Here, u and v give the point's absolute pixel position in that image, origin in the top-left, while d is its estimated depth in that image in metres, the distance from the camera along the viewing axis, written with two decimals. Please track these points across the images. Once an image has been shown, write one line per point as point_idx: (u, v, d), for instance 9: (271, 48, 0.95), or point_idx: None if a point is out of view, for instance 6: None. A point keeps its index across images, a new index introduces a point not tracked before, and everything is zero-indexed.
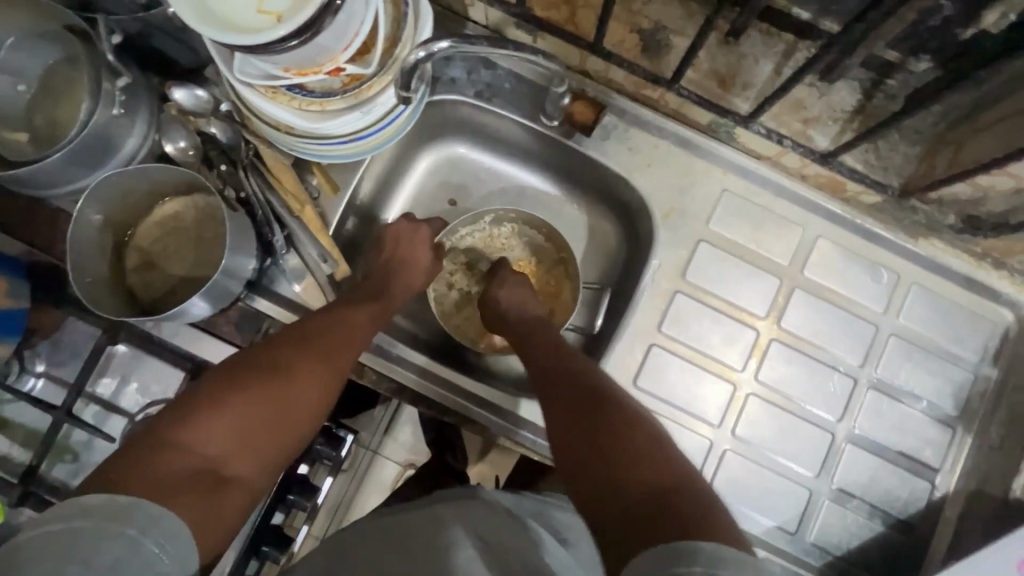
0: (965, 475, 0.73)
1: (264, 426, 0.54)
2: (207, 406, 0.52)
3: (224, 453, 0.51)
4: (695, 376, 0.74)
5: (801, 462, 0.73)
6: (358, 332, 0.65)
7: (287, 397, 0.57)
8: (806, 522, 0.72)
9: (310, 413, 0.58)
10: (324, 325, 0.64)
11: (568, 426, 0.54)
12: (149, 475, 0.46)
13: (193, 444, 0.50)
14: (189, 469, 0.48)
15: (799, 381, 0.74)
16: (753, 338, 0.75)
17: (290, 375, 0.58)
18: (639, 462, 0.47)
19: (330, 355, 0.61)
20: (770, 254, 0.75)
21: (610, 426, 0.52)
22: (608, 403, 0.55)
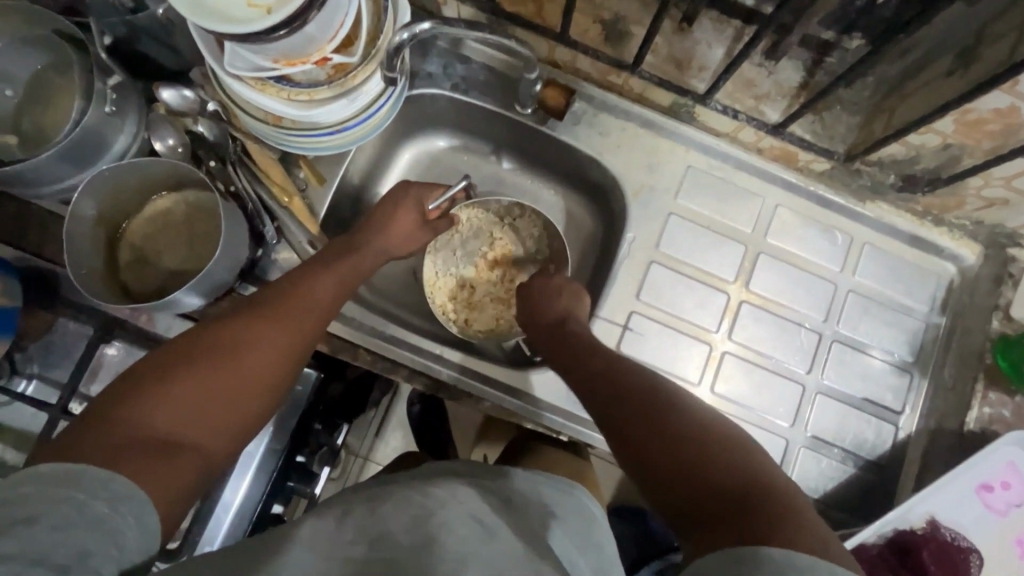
0: (924, 415, 0.79)
1: (222, 393, 0.52)
2: (164, 374, 0.51)
3: (184, 422, 0.50)
4: (675, 339, 0.79)
5: (778, 414, 0.78)
6: (322, 299, 0.63)
7: (246, 365, 0.55)
8: (785, 469, 0.77)
9: (269, 381, 0.56)
10: (286, 295, 0.61)
11: (615, 410, 0.56)
12: (105, 441, 0.45)
13: (146, 419, 0.48)
14: (146, 437, 0.47)
15: (769, 339, 0.80)
16: (724, 302, 0.80)
17: (252, 342, 0.56)
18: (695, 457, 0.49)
19: (289, 323, 0.59)
20: (734, 223, 0.81)
21: (660, 415, 0.53)
22: (649, 395, 0.56)
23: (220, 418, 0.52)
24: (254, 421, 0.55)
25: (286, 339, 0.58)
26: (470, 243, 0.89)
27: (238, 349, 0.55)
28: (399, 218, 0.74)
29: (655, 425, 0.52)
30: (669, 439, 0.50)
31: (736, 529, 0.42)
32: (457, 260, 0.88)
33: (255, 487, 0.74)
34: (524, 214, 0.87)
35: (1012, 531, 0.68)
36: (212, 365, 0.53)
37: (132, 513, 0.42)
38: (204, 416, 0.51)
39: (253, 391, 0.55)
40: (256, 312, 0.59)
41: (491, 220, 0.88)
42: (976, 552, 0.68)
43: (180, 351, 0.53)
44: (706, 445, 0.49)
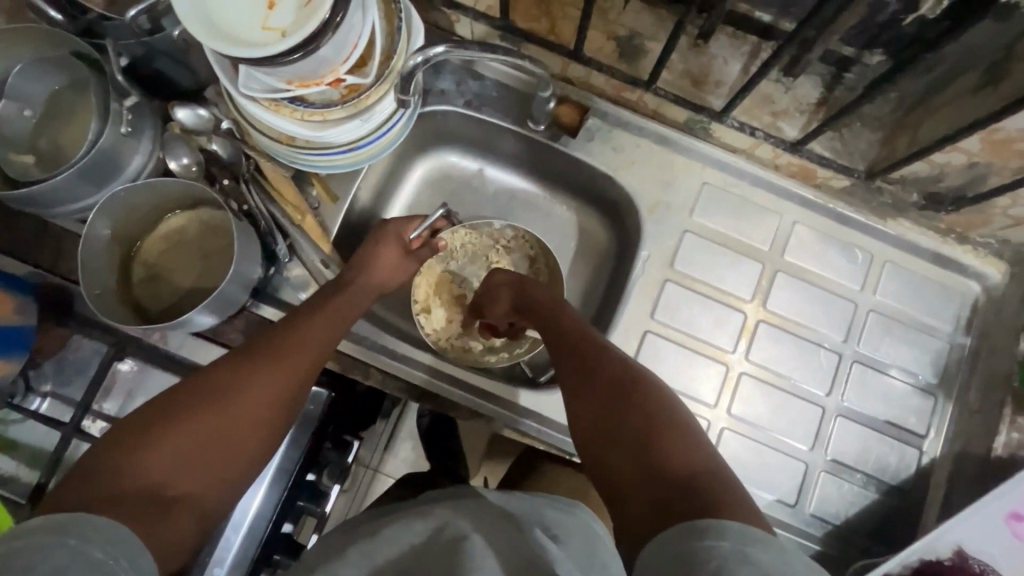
0: (948, 439, 0.76)
1: (217, 441, 0.52)
2: (161, 421, 0.51)
3: (179, 475, 0.50)
4: (690, 359, 0.78)
5: (797, 437, 0.76)
6: (323, 341, 0.63)
7: (242, 412, 0.54)
8: (805, 494, 0.75)
9: (264, 427, 0.56)
10: (286, 338, 0.61)
11: (581, 391, 0.58)
12: (96, 491, 0.45)
13: (140, 469, 0.48)
14: (139, 487, 0.47)
15: (788, 359, 0.78)
16: (741, 321, 0.79)
17: (249, 388, 0.56)
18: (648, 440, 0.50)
19: (290, 367, 0.59)
20: (751, 240, 0.80)
21: (614, 393, 0.55)
22: (609, 370, 0.58)
23: (214, 467, 0.52)
24: (248, 469, 0.55)
25: (282, 384, 0.58)
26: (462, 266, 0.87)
27: (232, 397, 0.54)
28: (380, 248, 0.75)
29: (600, 408, 0.55)
30: (622, 434, 0.52)
31: (683, 508, 0.44)
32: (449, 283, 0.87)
33: (266, 507, 0.73)
34: (518, 236, 0.85)
35: None
36: (208, 413, 0.53)
37: (125, 557, 0.41)
38: (198, 465, 0.51)
39: (248, 438, 0.54)
40: (249, 356, 0.58)
41: (486, 244, 0.87)
42: None
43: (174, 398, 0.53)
44: (653, 417, 0.52)
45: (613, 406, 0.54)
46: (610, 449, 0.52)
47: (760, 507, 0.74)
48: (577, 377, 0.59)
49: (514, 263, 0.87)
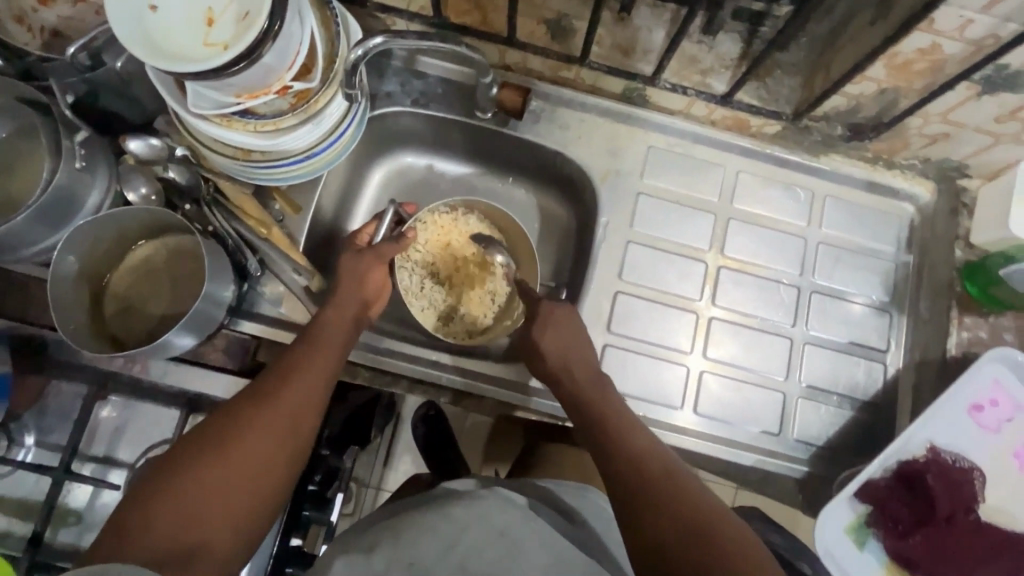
0: (909, 350, 0.82)
1: (228, 485, 0.53)
2: (172, 476, 0.52)
3: (200, 522, 0.50)
4: (661, 312, 0.81)
5: (772, 369, 0.81)
6: (318, 371, 0.62)
7: (248, 451, 0.54)
8: (787, 422, 0.79)
9: (274, 465, 0.56)
10: (283, 373, 0.61)
11: (606, 451, 0.61)
12: (122, 551, 0.47)
13: (156, 524, 0.49)
14: (158, 542, 0.48)
15: (752, 300, 0.82)
16: (703, 270, 0.83)
17: (252, 428, 0.56)
18: (667, 495, 0.56)
19: (290, 399, 0.59)
20: (700, 194, 0.85)
21: (635, 455, 0.60)
22: (628, 430, 0.62)
23: (229, 510, 0.52)
24: (266, 509, 0.55)
25: (284, 420, 0.57)
26: (431, 255, 0.86)
27: (237, 437, 0.55)
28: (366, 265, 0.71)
29: (628, 466, 0.59)
30: (642, 489, 0.57)
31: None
32: (428, 274, 0.85)
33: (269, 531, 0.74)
34: (470, 206, 0.85)
35: (1008, 445, 0.71)
36: (215, 458, 0.53)
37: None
38: (213, 513, 0.51)
39: (260, 477, 0.55)
40: (249, 399, 0.58)
41: (448, 223, 0.85)
42: (977, 470, 0.69)
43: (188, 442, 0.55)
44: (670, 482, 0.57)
45: (640, 467, 0.58)
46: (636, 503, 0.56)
47: (748, 440, 0.78)
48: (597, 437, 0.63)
49: (475, 227, 0.86)
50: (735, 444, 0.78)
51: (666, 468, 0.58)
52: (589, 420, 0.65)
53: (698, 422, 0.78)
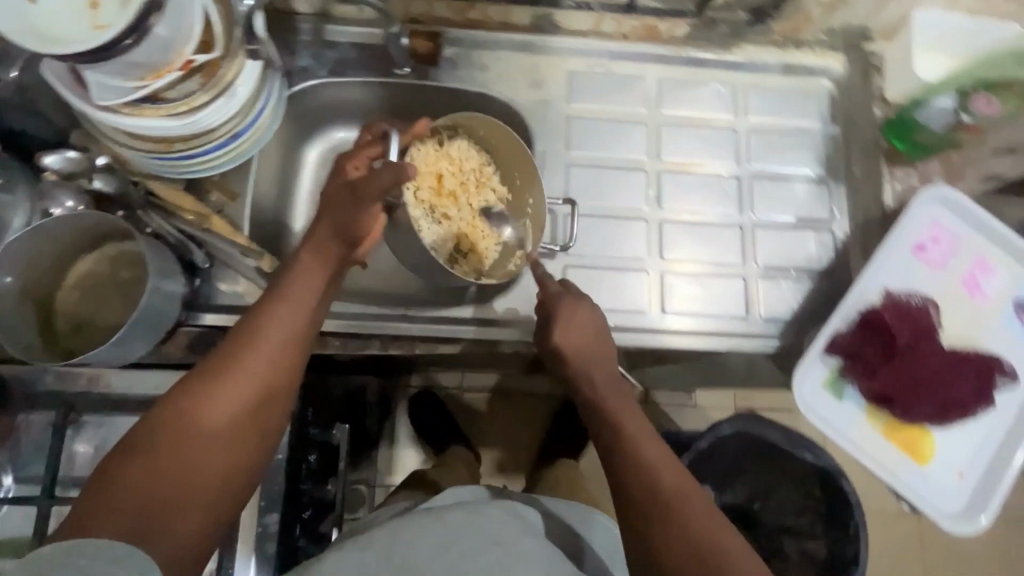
0: (852, 213, 0.85)
1: (202, 445, 0.51)
2: (144, 440, 0.50)
3: (179, 485, 0.50)
4: (612, 225, 0.83)
5: (728, 258, 0.83)
6: (291, 324, 0.59)
7: (218, 411, 0.53)
8: (752, 303, 0.81)
9: (250, 422, 0.54)
10: (252, 328, 0.57)
11: (616, 466, 0.57)
12: (98, 517, 0.46)
13: (131, 486, 0.48)
14: (134, 505, 0.47)
15: (697, 198, 0.85)
16: (645, 178, 0.85)
17: (223, 388, 0.54)
18: (677, 524, 0.51)
19: (261, 354, 0.56)
20: (628, 106, 0.86)
21: (643, 469, 0.55)
22: (639, 447, 0.57)
23: (208, 470, 0.51)
24: (247, 464, 0.54)
25: (257, 377, 0.55)
26: (431, 186, 0.85)
27: (208, 397, 0.53)
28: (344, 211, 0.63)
29: (635, 481, 0.54)
30: (652, 511, 0.52)
31: None
32: (434, 207, 0.85)
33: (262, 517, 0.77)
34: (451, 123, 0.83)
35: (956, 276, 0.74)
36: (186, 420, 0.52)
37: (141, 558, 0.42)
38: (190, 474, 0.50)
39: (237, 435, 0.53)
40: (219, 358, 0.55)
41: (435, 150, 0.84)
42: (932, 303, 0.72)
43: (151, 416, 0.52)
44: (680, 508, 0.52)
45: (652, 484, 0.54)
46: (644, 526, 0.52)
47: (719, 328, 0.80)
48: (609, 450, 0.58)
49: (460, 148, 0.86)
50: (707, 334, 0.80)
51: (681, 490, 0.53)
52: (602, 434, 0.60)
53: (661, 322, 0.80)
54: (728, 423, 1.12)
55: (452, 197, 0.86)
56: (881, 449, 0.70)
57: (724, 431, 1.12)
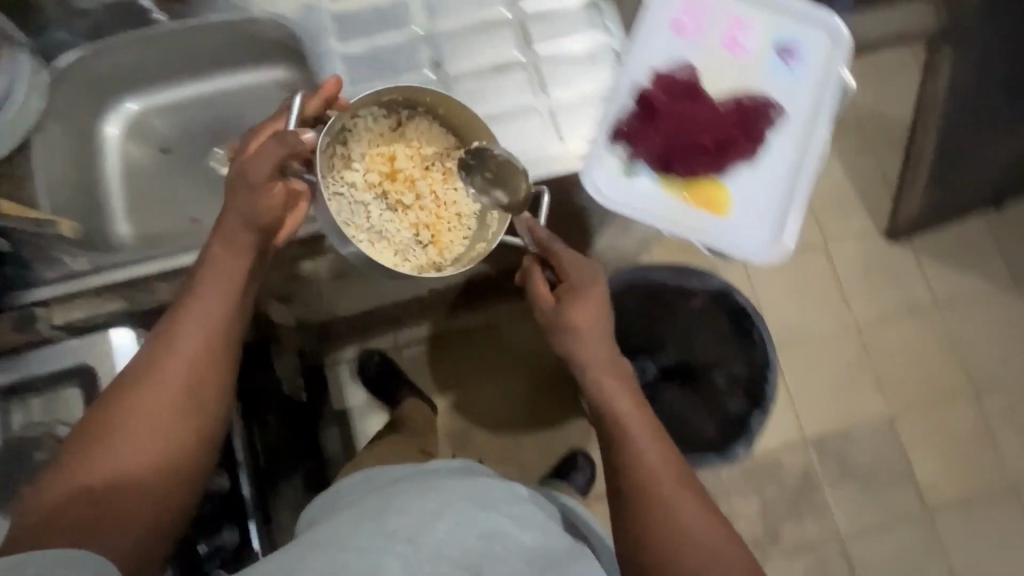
0: (616, 42, 1.03)
1: (140, 442, 0.79)
2: (93, 445, 0.77)
3: (127, 474, 0.78)
4: (416, 95, 0.99)
5: (527, 95, 1.00)
6: (191, 351, 0.84)
7: (146, 416, 0.80)
8: (554, 127, 1.00)
9: (168, 426, 0.81)
10: (163, 350, 0.83)
11: (624, 412, 0.88)
12: (60, 502, 0.73)
13: (84, 480, 0.75)
14: (91, 493, 0.75)
15: (481, 61, 1.02)
16: (425, 56, 1.02)
17: (145, 401, 0.80)
18: (667, 501, 0.80)
19: (168, 380, 0.82)
20: (391, 15, 1.05)
21: (638, 448, 0.85)
22: (638, 404, 0.89)
23: (145, 462, 0.79)
24: (178, 458, 0.81)
25: (168, 395, 0.81)
26: (379, 160, 1.02)
27: (136, 408, 0.80)
28: (240, 190, 0.85)
29: (642, 483, 0.82)
30: (636, 475, 0.83)
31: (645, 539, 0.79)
32: (389, 195, 1.02)
33: None
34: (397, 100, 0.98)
35: (693, 45, 1.12)
36: (121, 430, 0.78)
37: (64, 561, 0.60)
38: (136, 464, 0.78)
39: (158, 435, 0.80)
40: (142, 379, 0.82)
41: (378, 131, 1.01)
42: (687, 65, 1.10)
43: (92, 424, 0.79)
44: (648, 475, 0.82)
45: (626, 429, 0.87)
46: (624, 489, 0.83)
47: (530, 152, 0.98)
48: (616, 383, 0.90)
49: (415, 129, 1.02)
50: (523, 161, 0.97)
51: (661, 469, 0.83)
52: (604, 372, 0.91)
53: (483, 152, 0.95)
54: (620, 273, 1.25)
55: (399, 179, 1.03)
56: (675, 205, 1.08)
57: (619, 279, 1.24)
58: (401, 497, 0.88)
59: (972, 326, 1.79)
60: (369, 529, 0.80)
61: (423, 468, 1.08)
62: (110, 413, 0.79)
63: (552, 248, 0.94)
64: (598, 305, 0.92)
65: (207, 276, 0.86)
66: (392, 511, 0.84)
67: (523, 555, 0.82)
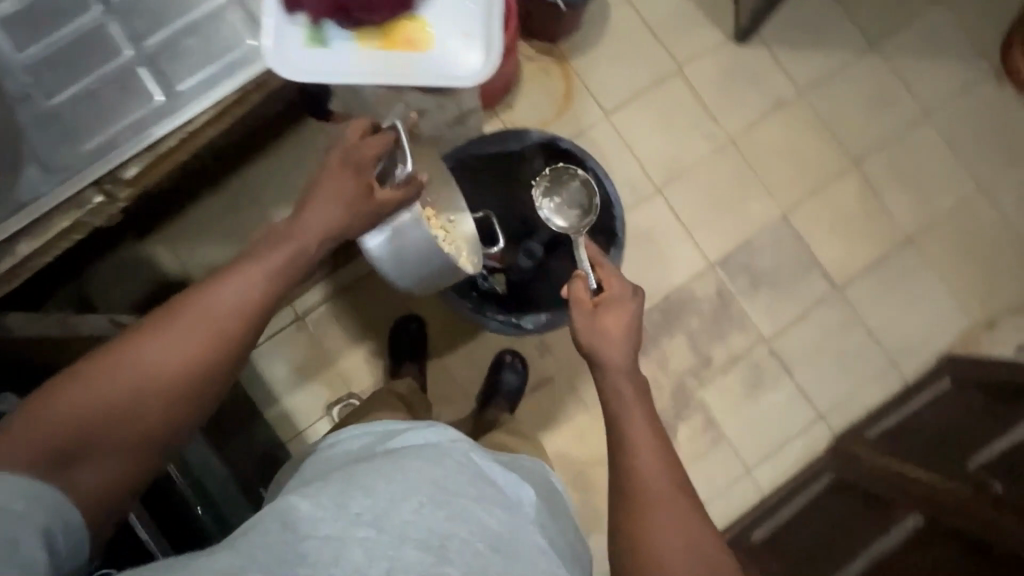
0: None
1: (128, 398, 0.71)
2: (106, 357, 0.71)
3: (117, 411, 0.70)
4: (113, 69, 1.14)
5: (189, 31, 1.15)
6: (224, 325, 0.76)
7: (164, 360, 0.73)
8: (224, 49, 1.13)
9: (157, 411, 0.72)
10: (185, 302, 0.76)
11: (630, 426, 0.81)
12: (38, 425, 0.67)
13: (72, 402, 0.68)
14: (65, 425, 0.68)
15: (149, 17, 1.15)
16: (102, 31, 1.15)
17: (164, 335, 0.73)
18: (657, 520, 0.73)
19: (204, 326, 0.75)
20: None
21: (659, 483, 0.76)
22: (666, 449, 0.79)
23: (116, 443, 0.70)
24: (146, 450, 0.73)
25: (192, 344, 0.74)
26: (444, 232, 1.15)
27: (160, 332, 0.73)
28: (325, 180, 0.90)
29: (641, 509, 0.74)
30: (645, 503, 0.74)
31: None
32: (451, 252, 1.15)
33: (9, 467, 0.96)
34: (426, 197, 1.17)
35: None
36: (127, 352, 0.72)
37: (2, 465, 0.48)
38: (109, 437, 0.70)
39: (135, 417, 0.71)
40: (168, 316, 0.74)
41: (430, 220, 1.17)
42: None
43: (110, 351, 0.72)
44: (651, 498, 0.74)
45: (656, 460, 0.78)
46: (625, 503, 0.76)
47: (210, 70, 1.12)
48: (636, 413, 0.83)
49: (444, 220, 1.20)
50: (205, 83, 1.12)
51: (667, 496, 0.75)
52: (620, 397, 0.85)
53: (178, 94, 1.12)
54: (446, 155, 1.29)
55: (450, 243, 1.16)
56: (378, 56, 0.94)
57: (450, 161, 1.29)
58: (365, 470, 0.76)
59: (838, 102, 1.80)
60: (346, 509, 0.68)
61: (393, 427, 0.91)
62: (128, 339, 0.73)
63: (581, 288, 0.98)
64: (621, 313, 0.94)
65: (254, 266, 0.81)
66: (369, 481, 0.73)
67: (483, 539, 0.70)
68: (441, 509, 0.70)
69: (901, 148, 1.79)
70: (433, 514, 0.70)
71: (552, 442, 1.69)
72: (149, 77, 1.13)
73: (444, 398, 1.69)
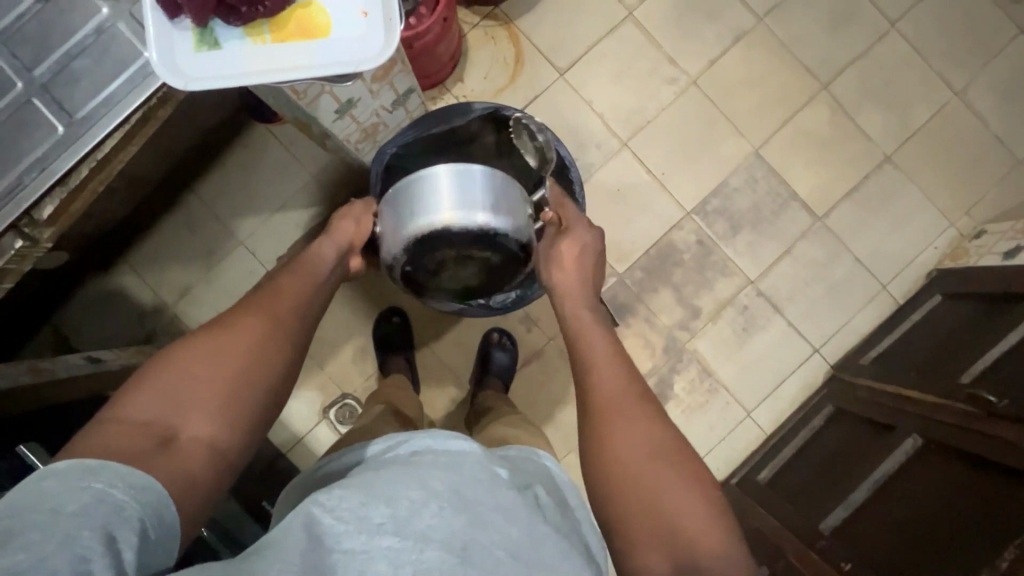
0: None
1: (221, 360, 0.72)
2: (166, 363, 0.70)
3: (200, 391, 0.69)
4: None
5: (82, 48, 0.97)
6: (283, 303, 0.83)
7: (228, 353, 0.73)
8: (128, 64, 0.97)
9: (240, 378, 0.72)
10: (255, 296, 0.84)
11: (589, 339, 0.93)
12: (108, 440, 0.61)
13: (136, 413, 0.65)
14: (142, 428, 0.64)
15: (28, 36, 0.96)
16: None
17: (222, 334, 0.74)
18: (616, 409, 0.82)
19: (270, 308, 0.81)
20: None
21: (616, 379, 0.86)
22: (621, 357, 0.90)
23: (215, 400, 0.69)
24: (252, 408, 0.72)
25: (259, 326, 0.77)
26: None
27: (219, 335, 0.74)
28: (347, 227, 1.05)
29: (602, 403, 0.83)
30: (605, 396, 0.84)
31: (604, 461, 0.79)
32: None
33: None
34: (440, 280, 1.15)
35: None
36: (196, 346, 0.72)
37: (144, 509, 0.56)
38: (211, 386, 0.70)
39: (227, 385, 0.71)
40: (231, 312, 0.79)
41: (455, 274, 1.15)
42: None
43: (165, 354, 0.71)
44: (610, 394, 0.84)
45: (613, 365, 0.88)
46: (589, 404, 0.85)
47: (115, 90, 0.97)
48: (594, 329, 0.95)
49: None
50: (114, 107, 0.96)
51: (625, 390, 0.84)
52: (581, 319, 0.98)
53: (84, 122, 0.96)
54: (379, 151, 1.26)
55: None
56: (271, 54, 0.84)
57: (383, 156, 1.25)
58: (383, 472, 0.67)
59: (798, 25, 1.72)
60: (370, 520, 0.57)
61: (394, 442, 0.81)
62: (179, 351, 0.72)
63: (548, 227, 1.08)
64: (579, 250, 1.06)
65: (285, 278, 0.89)
66: (391, 487, 0.61)
67: (505, 549, 0.59)
68: (466, 519, 0.60)
69: (869, 64, 1.73)
70: (462, 519, 0.60)
71: (554, 413, 1.69)
72: (44, 105, 0.96)
73: (445, 385, 1.68)
